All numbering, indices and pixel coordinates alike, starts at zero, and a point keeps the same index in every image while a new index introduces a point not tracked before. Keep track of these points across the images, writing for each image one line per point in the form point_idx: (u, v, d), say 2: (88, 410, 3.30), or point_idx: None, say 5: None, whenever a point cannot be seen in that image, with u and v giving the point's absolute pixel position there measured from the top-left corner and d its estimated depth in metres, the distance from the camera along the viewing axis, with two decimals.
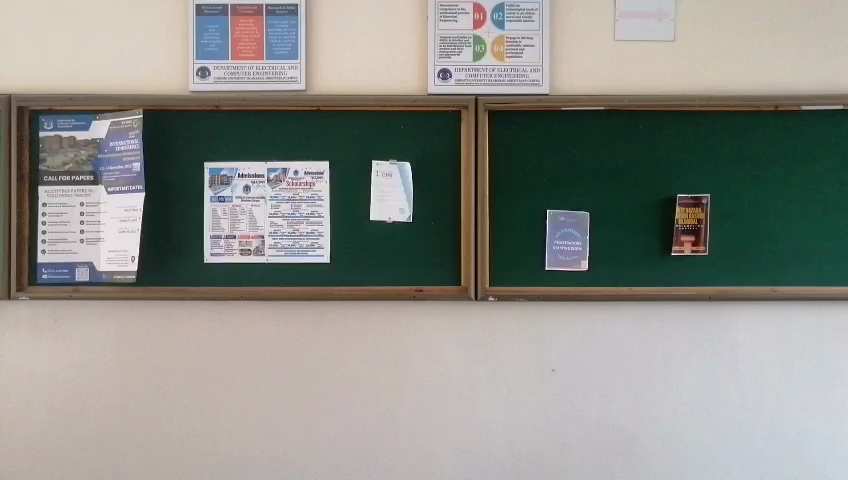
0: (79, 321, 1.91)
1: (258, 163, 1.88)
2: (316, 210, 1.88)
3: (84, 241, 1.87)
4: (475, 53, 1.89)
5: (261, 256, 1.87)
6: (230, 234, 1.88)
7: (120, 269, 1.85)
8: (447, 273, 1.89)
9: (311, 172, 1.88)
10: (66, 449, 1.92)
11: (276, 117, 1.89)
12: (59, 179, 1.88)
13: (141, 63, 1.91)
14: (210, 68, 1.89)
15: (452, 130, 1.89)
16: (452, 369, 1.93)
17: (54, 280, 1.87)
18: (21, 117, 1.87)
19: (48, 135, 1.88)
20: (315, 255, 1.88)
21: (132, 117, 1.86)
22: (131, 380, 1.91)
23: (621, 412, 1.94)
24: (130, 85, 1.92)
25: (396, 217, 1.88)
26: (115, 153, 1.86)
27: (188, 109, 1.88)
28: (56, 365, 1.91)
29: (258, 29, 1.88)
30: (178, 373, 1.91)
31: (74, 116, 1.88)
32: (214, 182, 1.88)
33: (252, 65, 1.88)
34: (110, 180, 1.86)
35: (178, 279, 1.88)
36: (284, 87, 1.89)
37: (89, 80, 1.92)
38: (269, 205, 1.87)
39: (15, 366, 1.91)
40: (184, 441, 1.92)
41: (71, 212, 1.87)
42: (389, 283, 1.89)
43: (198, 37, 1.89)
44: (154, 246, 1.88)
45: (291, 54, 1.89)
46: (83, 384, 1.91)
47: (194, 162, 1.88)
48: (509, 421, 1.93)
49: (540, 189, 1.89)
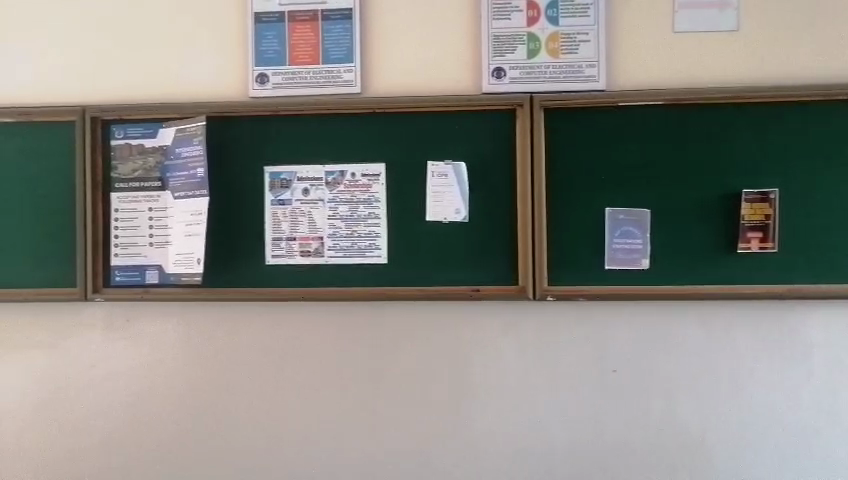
0: (150, 321, 1.99)
1: (317, 166, 1.92)
2: (374, 212, 1.90)
3: (153, 245, 1.95)
4: (529, 50, 1.87)
5: (320, 258, 1.91)
6: (290, 236, 1.92)
7: (187, 271, 1.92)
8: (504, 273, 1.88)
9: (368, 174, 1.91)
10: (139, 443, 2.00)
11: (332, 121, 1.92)
12: (130, 185, 1.96)
13: (204, 71, 1.98)
14: (269, 74, 1.93)
15: (507, 129, 1.88)
16: (511, 369, 1.92)
17: (126, 282, 1.95)
18: (94, 128, 1.97)
19: (119, 143, 1.97)
20: (373, 256, 1.90)
21: (196, 125, 1.93)
22: (198, 378, 1.98)
23: (686, 414, 1.89)
24: (193, 92, 1.98)
25: (452, 217, 1.88)
26: (181, 160, 1.94)
27: (249, 115, 1.94)
28: (129, 363, 2.00)
29: (313, 34, 1.92)
30: (243, 371, 1.97)
31: (142, 125, 1.96)
32: (274, 186, 1.93)
33: (309, 70, 1.92)
34: (176, 186, 1.93)
35: (242, 280, 1.94)
36: (340, 90, 1.92)
37: (155, 90, 1.99)
38: (327, 207, 1.91)
39: (92, 364, 2.01)
40: (249, 437, 1.98)
41: (141, 217, 1.96)
42: (445, 284, 1.89)
43: (257, 44, 1.94)
44: (218, 249, 1.94)
45: (346, 58, 1.92)
46: (153, 381, 2.00)
47: (256, 167, 1.94)
48: (570, 422, 1.91)
49: (599, 187, 1.86)
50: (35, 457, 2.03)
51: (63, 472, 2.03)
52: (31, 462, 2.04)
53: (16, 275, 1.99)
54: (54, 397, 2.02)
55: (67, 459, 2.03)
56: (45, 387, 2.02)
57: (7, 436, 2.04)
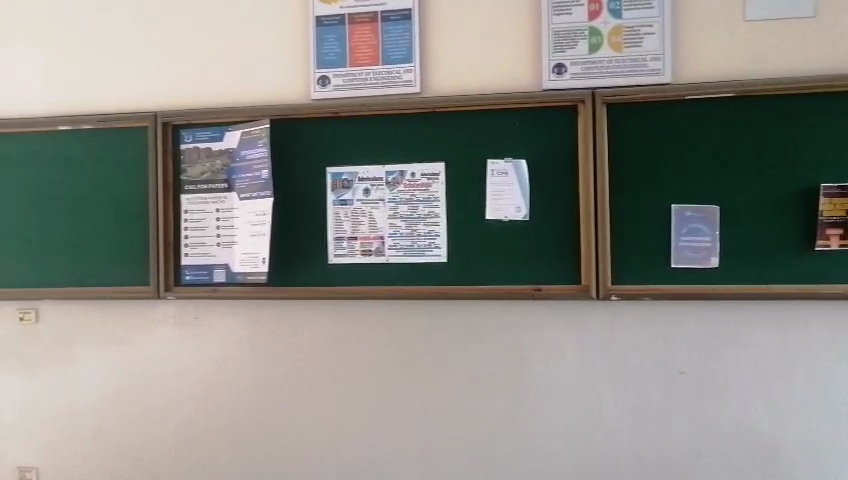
0: (218, 318, 2.06)
1: (377, 166, 1.94)
2: (434, 211, 1.91)
3: (220, 244, 2.01)
4: (591, 45, 1.83)
5: (381, 257, 1.93)
6: (352, 236, 1.95)
7: (253, 270, 1.97)
8: (566, 272, 1.85)
9: (427, 174, 1.91)
10: (209, 437, 2.08)
11: (392, 122, 1.93)
12: (198, 187, 2.03)
13: (267, 75, 2.03)
14: (329, 76, 1.97)
15: (569, 126, 1.85)
16: (573, 370, 1.88)
17: (195, 281, 2.02)
18: (165, 132, 2.05)
19: (188, 147, 2.04)
20: (433, 255, 1.91)
21: (260, 127, 1.98)
22: (264, 374, 2.04)
23: (760, 419, 1.81)
24: (258, 96, 2.04)
25: (513, 216, 1.87)
26: (246, 162, 1.99)
27: (311, 117, 1.97)
28: (198, 359, 2.07)
29: (373, 35, 1.93)
30: (307, 368, 2.01)
31: (209, 129, 2.03)
32: (335, 186, 1.96)
33: (369, 71, 1.94)
34: (242, 187, 1.99)
35: (305, 279, 1.98)
36: (399, 90, 1.93)
37: (221, 94, 2.06)
38: (387, 207, 1.92)
39: (164, 359, 2.09)
40: (313, 433, 2.02)
41: (209, 218, 2.02)
42: (506, 283, 1.88)
43: (318, 47, 1.97)
44: (282, 249, 1.99)
45: (405, 58, 1.93)
46: (222, 377, 2.06)
47: (318, 167, 1.97)
48: (635, 425, 1.86)
49: (665, 184, 1.81)
50: (114, 448, 2.14)
51: (140, 463, 2.12)
52: (110, 453, 2.14)
53: (95, 275, 2.10)
54: (130, 390, 2.11)
55: (142, 451, 2.12)
56: (121, 380, 2.12)
57: (87, 426, 2.14)
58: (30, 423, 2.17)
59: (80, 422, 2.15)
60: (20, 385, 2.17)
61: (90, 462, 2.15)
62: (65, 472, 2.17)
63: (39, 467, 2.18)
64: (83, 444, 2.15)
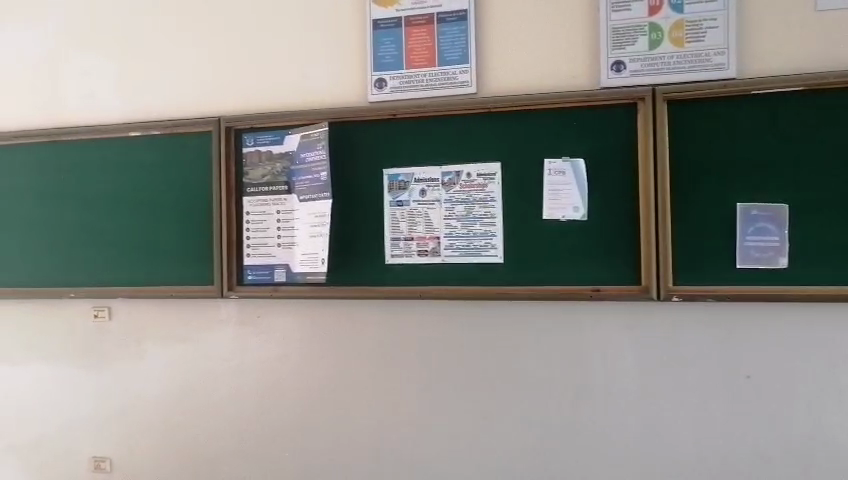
0: (278, 317, 2.11)
1: (433, 167, 1.95)
2: (490, 212, 1.90)
3: (281, 245, 2.06)
4: (651, 41, 1.79)
5: (437, 257, 1.94)
6: (408, 236, 1.97)
7: (313, 270, 2.02)
8: (626, 272, 1.82)
9: (483, 174, 1.91)
10: (270, 432, 2.13)
11: (448, 122, 1.94)
12: (259, 189, 2.09)
13: (325, 79, 2.07)
14: (386, 79, 1.99)
15: (628, 123, 1.82)
16: (633, 372, 1.85)
17: (258, 281, 2.08)
18: (228, 137, 2.12)
19: (250, 150, 2.11)
20: (489, 256, 1.91)
21: (319, 130, 2.02)
22: (323, 372, 2.08)
23: (832, 426, 1.74)
24: (316, 100, 2.08)
25: (570, 216, 1.85)
26: (305, 164, 2.04)
27: (368, 120, 2.00)
28: (259, 356, 2.13)
29: (430, 37, 1.94)
30: (365, 367, 2.04)
31: (270, 132, 2.09)
32: (392, 188, 1.98)
33: (425, 72, 1.95)
34: (302, 189, 2.04)
35: (363, 279, 2.01)
36: (455, 91, 1.94)
37: (281, 98, 2.11)
38: (443, 207, 1.93)
39: (227, 356, 2.16)
40: (371, 430, 2.05)
41: (270, 219, 2.08)
42: (564, 284, 1.86)
43: (375, 50, 2.00)
44: (340, 250, 2.03)
45: (461, 59, 1.93)
46: (282, 374, 2.11)
47: (375, 169, 2.00)
48: (698, 429, 1.81)
49: (730, 182, 1.76)
50: (181, 441, 2.22)
51: (205, 456, 2.20)
52: (178, 446, 2.22)
53: (163, 275, 2.19)
54: (196, 386, 2.19)
55: (208, 444, 2.20)
56: (187, 376, 2.20)
57: (156, 419, 2.24)
58: (103, 416, 2.28)
59: (149, 415, 2.24)
60: (94, 379, 2.29)
61: (159, 454, 2.24)
62: (136, 463, 2.27)
63: (112, 458, 2.29)
64: (153, 437, 2.24)
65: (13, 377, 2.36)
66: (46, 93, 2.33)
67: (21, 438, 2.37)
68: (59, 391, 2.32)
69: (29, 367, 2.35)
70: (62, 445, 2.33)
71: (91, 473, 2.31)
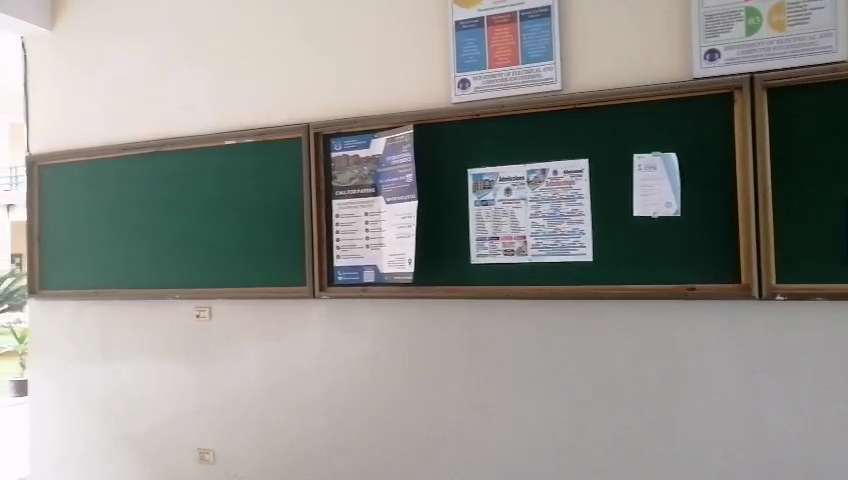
0: (367, 317, 2.16)
1: (518, 165, 1.94)
2: (577, 209, 1.87)
3: (368, 246, 2.11)
4: (748, 27, 1.70)
5: (524, 256, 1.93)
6: (494, 236, 1.96)
7: (400, 271, 2.06)
8: (724, 270, 1.74)
9: (570, 171, 1.88)
10: (361, 428, 2.19)
11: (533, 120, 1.93)
12: (347, 193, 2.15)
13: (409, 82, 2.10)
14: (469, 79, 2.00)
15: (724, 114, 1.74)
16: (732, 374, 1.77)
17: (347, 282, 2.15)
18: (317, 142, 2.19)
19: (338, 155, 2.17)
20: (578, 254, 1.87)
21: (405, 133, 2.06)
22: (412, 370, 2.11)
23: None
24: (400, 103, 2.11)
25: (663, 212, 1.79)
26: (392, 167, 2.09)
27: (452, 120, 2.02)
28: (349, 355, 2.19)
29: (512, 36, 1.93)
30: (452, 365, 2.06)
31: (357, 136, 2.15)
32: (477, 187, 1.99)
33: (509, 71, 1.94)
34: (388, 191, 2.08)
35: (449, 279, 2.03)
36: (540, 89, 1.92)
37: (366, 103, 2.16)
38: (529, 206, 1.91)
39: (319, 354, 2.23)
40: (461, 429, 2.06)
41: (358, 221, 2.13)
42: (657, 282, 1.80)
43: (458, 51, 2.01)
44: (427, 250, 2.05)
45: (545, 56, 1.91)
46: (371, 373, 2.16)
47: (460, 169, 2.01)
48: (806, 436, 1.70)
49: (840, 172, 1.65)
50: (276, 435, 2.31)
51: (301, 450, 2.28)
52: (274, 441, 2.31)
53: (258, 276, 2.29)
54: (290, 383, 2.28)
55: (302, 440, 2.27)
56: (281, 373, 2.29)
57: (253, 414, 2.34)
58: (206, 410, 2.41)
59: (246, 410, 2.35)
60: (196, 374, 2.42)
61: (257, 448, 2.34)
62: (237, 456, 2.37)
63: (215, 450, 2.41)
64: (252, 431, 2.35)
65: (127, 372, 2.54)
66: (150, 107, 2.50)
67: (133, 430, 2.54)
68: (166, 386, 2.47)
69: (140, 363, 2.51)
70: (170, 437, 2.48)
71: (196, 464, 2.44)
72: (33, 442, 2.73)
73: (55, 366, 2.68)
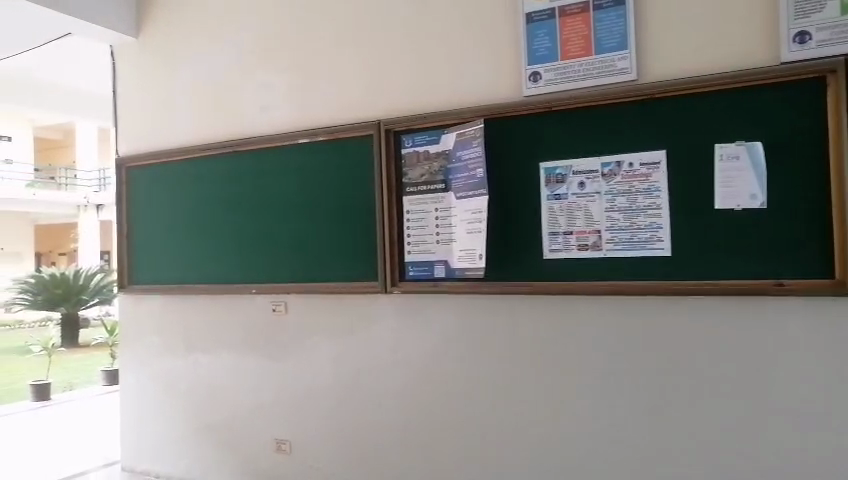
0: (438, 312, 2.17)
1: (592, 158, 1.90)
2: (654, 202, 1.81)
3: (439, 242, 2.13)
4: (843, 6, 1.60)
5: (598, 251, 1.89)
6: (567, 230, 1.93)
7: (472, 266, 2.06)
8: (815, 264, 1.65)
9: (646, 163, 1.83)
10: (432, 423, 2.19)
11: (607, 112, 1.88)
12: (418, 189, 2.17)
13: (478, 77, 2.09)
14: (541, 72, 1.97)
15: (815, 100, 1.64)
16: (823, 375, 1.66)
17: (419, 277, 2.17)
18: (388, 139, 2.21)
19: (409, 151, 2.19)
20: (655, 249, 1.82)
21: (475, 127, 2.06)
22: (484, 366, 2.10)
23: None
24: (470, 98, 2.11)
25: (747, 204, 1.71)
26: (462, 162, 2.08)
27: (524, 114, 1.99)
28: (420, 349, 2.20)
29: (585, 25, 1.89)
30: (524, 361, 2.04)
31: (427, 133, 2.16)
32: (549, 181, 1.96)
33: (581, 62, 1.90)
34: (459, 187, 2.09)
35: (521, 274, 2.01)
36: (615, 79, 1.87)
37: (436, 99, 2.17)
38: (604, 199, 1.87)
39: (390, 349, 2.26)
40: (534, 425, 2.03)
41: (428, 217, 2.15)
42: (740, 278, 1.73)
43: (529, 44, 1.99)
44: (498, 246, 2.04)
45: (619, 45, 1.86)
46: (442, 368, 2.17)
47: (532, 163, 1.99)
48: None
49: None
50: (348, 428, 2.35)
51: (373, 443, 2.30)
52: (347, 433, 2.35)
53: (331, 271, 2.34)
54: (361, 377, 2.31)
55: (374, 433, 2.30)
56: (353, 367, 2.33)
57: (326, 406, 2.39)
58: (282, 401, 2.48)
59: (319, 402, 2.40)
60: (272, 366, 2.50)
61: (330, 440, 2.39)
62: (312, 447, 2.43)
63: (291, 441, 2.47)
64: (325, 423, 2.40)
65: (207, 364, 2.65)
66: (227, 109, 2.59)
67: (213, 420, 2.64)
68: (244, 378, 2.56)
69: (220, 355, 2.62)
70: (247, 427, 2.56)
71: (274, 453, 2.51)
72: (124, 429, 2.88)
73: (143, 357, 2.82)
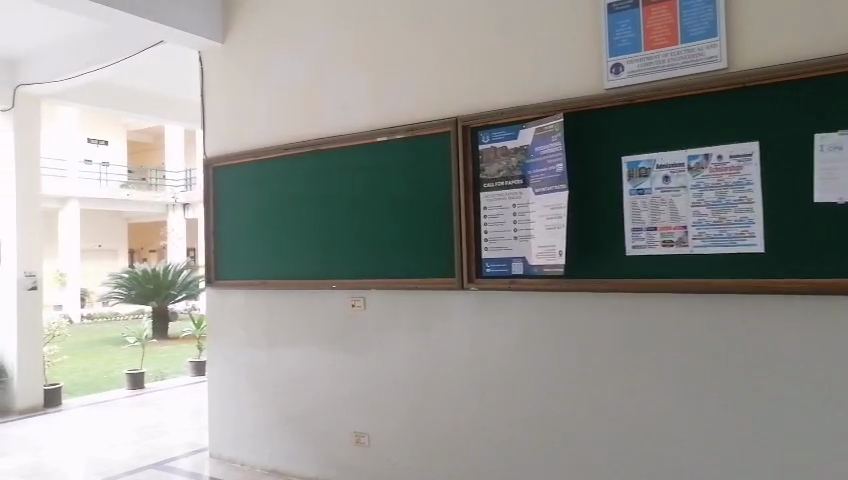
0: (515, 309, 2.16)
1: (677, 151, 1.83)
2: (746, 196, 1.73)
3: (517, 238, 2.11)
4: None
5: (684, 248, 1.82)
6: (651, 226, 1.88)
7: (550, 263, 2.03)
8: None
9: (737, 155, 1.75)
10: (510, 421, 2.17)
11: (694, 102, 1.81)
12: (496, 185, 2.16)
13: (557, 71, 2.06)
14: (623, 63, 1.92)
15: None
16: None
17: (496, 274, 2.16)
18: (465, 135, 2.22)
19: (486, 147, 2.19)
20: (746, 245, 1.73)
21: (554, 122, 2.03)
22: (563, 364, 2.06)
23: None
24: (549, 92, 2.08)
25: None
26: (541, 157, 2.06)
27: (605, 107, 1.95)
28: (498, 346, 2.19)
29: (671, 14, 1.83)
30: (604, 360, 1.99)
31: (505, 128, 2.15)
32: (632, 175, 1.91)
33: (667, 52, 1.85)
34: (537, 182, 2.06)
35: (602, 271, 1.96)
36: (702, 68, 1.80)
37: (514, 94, 2.15)
38: (691, 194, 1.81)
39: (467, 345, 2.26)
40: (615, 426, 1.97)
41: (506, 213, 2.14)
42: (842, 275, 1.62)
43: (611, 35, 1.95)
44: (577, 242, 2.01)
45: (708, 33, 1.79)
46: (519, 365, 2.15)
47: (613, 157, 1.94)
48: None
49: None
50: (425, 423, 2.37)
51: (450, 439, 2.31)
52: (424, 428, 2.37)
53: (408, 267, 2.36)
54: (438, 373, 2.32)
55: (451, 429, 2.31)
56: (430, 362, 2.34)
57: (403, 401, 2.42)
58: (360, 395, 2.53)
59: (397, 397, 2.43)
60: (351, 360, 2.55)
61: (408, 434, 2.41)
62: (390, 440, 2.46)
63: (369, 434, 2.51)
64: (402, 417, 2.42)
65: (289, 357, 2.73)
66: (307, 110, 2.66)
67: (294, 411, 2.72)
68: (324, 371, 2.63)
69: (301, 349, 2.70)
70: (327, 419, 2.63)
71: (352, 446, 2.56)
72: (212, 418, 3.01)
73: (229, 350, 2.94)
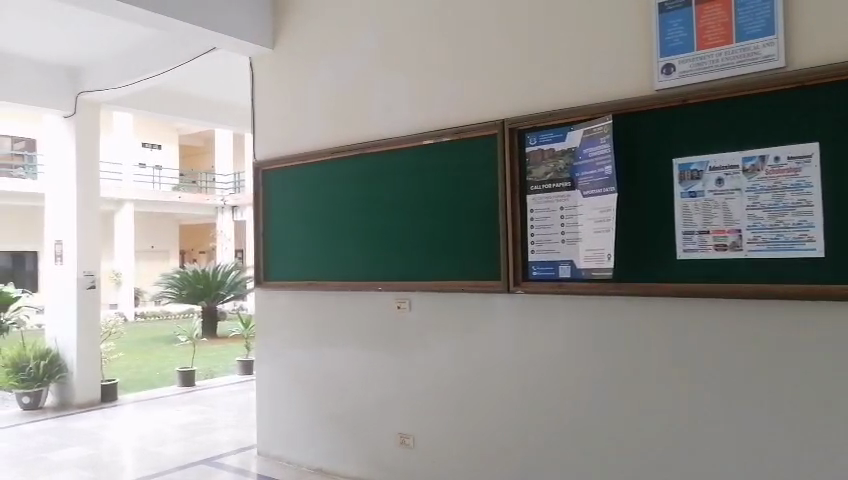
0: (561, 313, 2.13)
1: (732, 153, 1.79)
2: (804, 199, 1.67)
3: (564, 241, 2.10)
4: None
5: (738, 252, 1.78)
6: (703, 229, 1.83)
7: (599, 267, 2.02)
8: None
9: (795, 157, 1.69)
10: (556, 425, 2.15)
11: (750, 102, 1.76)
12: (543, 187, 2.15)
13: (606, 72, 2.04)
14: (675, 63, 1.89)
15: None
16: None
17: (543, 277, 2.15)
18: (512, 138, 2.21)
19: (533, 149, 2.18)
20: (805, 249, 1.68)
21: (603, 124, 2.00)
22: (611, 369, 2.03)
23: None
24: (597, 93, 2.05)
25: None
26: (589, 159, 2.04)
27: (655, 108, 1.92)
28: (544, 350, 2.17)
29: (725, 12, 1.79)
30: (653, 366, 1.95)
31: (553, 130, 2.13)
32: (684, 178, 1.87)
33: (721, 51, 1.80)
34: (585, 185, 2.04)
35: (651, 275, 1.93)
36: (758, 67, 1.75)
37: (561, 96, 2.13)
38: (746, 196, 1.76)
39: (513, 348, 2.24)
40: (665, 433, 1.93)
41: (553, 216, 2.12)
42: None
43: (663, 34, 1.91)
44: (626, 246, 1.97)
45: (765, 31, 1.74)
46: (566, 369, 2.12)
47: (664, 159, 1.90)
48: None
49: None
50: (470, 425, 2.36)
51: (495, 442, 2.30)
52: (469, 431, 2.36)
53: (454, 270, 2.37)
54: (484, 376, 2.32)
55: (496, 431, 2.29)
56: (475, 364, 2.34)
57: (449, 402, 2.42)
58: (405, 396, 2.54)
59: (442, 399, 2.43)
60: (396, 361, 2.57)
61: (452, 436, 2.41)
62: (435, 442, 2.46)
63: (414, 436, 2.51)
64: (447, 419, 2.42)
65: (335, 357, 2.77)
66: (354, 113, 2.70)
67: (340, 410, 2.75)
68: (369, 372, 2.65)
69: (347, 349, 2.73)
70: (372, 419, 2.65)
71: (397, 447, 2.57)
72: (260, 416, 3.07)
73: (277, 350, 2.99)
